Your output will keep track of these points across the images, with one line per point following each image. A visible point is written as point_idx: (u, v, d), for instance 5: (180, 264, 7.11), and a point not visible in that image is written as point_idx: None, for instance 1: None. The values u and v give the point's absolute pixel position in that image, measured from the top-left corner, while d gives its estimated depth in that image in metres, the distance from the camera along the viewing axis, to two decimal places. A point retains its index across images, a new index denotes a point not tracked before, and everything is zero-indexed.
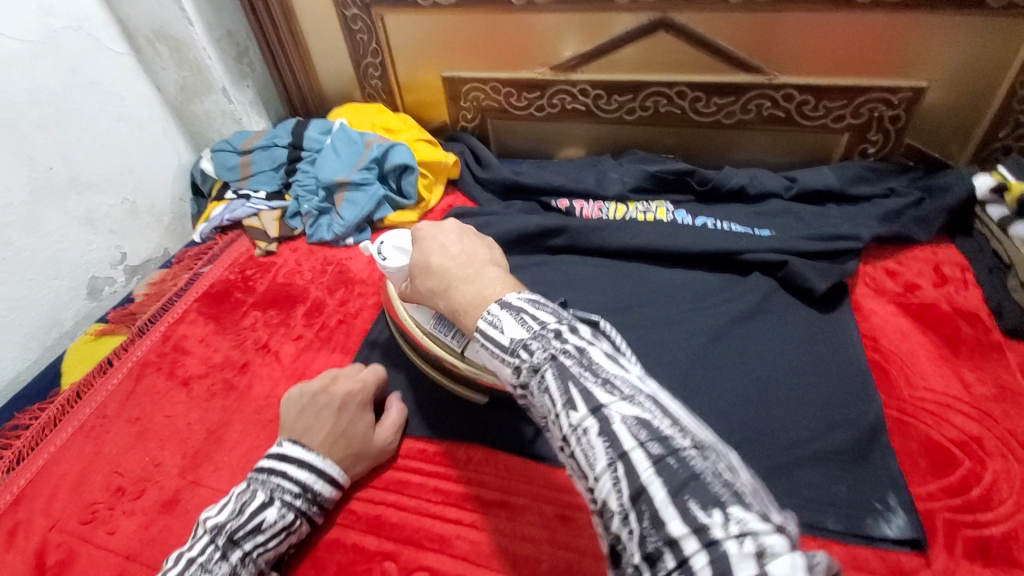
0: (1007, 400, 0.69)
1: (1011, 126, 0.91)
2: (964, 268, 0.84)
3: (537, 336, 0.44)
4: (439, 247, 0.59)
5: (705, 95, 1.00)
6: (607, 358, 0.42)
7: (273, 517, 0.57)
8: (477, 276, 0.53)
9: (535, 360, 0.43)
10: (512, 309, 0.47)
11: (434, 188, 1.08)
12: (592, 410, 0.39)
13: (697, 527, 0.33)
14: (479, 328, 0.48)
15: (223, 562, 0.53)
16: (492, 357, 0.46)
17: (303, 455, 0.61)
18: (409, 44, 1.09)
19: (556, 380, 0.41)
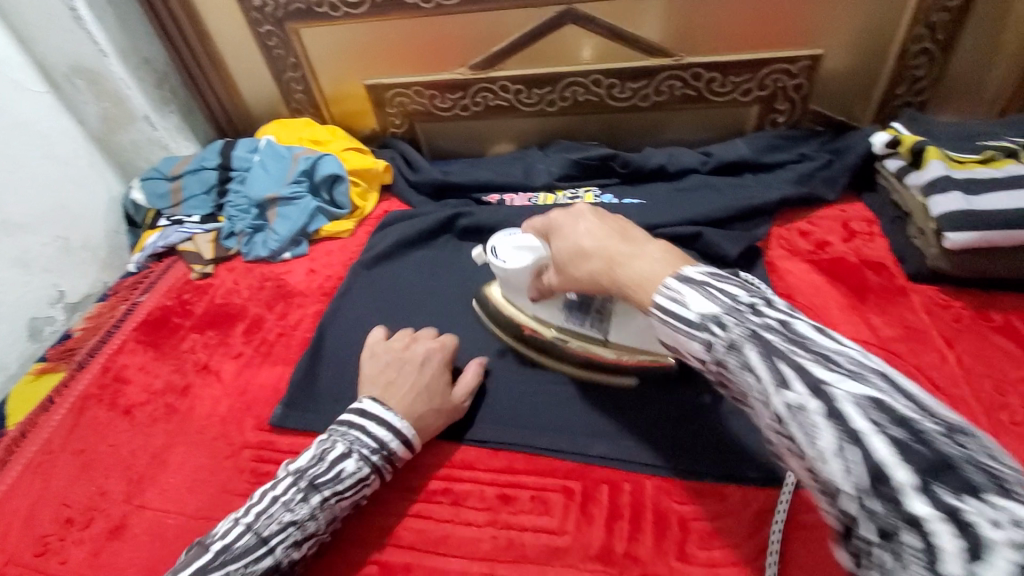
0: (913, 339, 0.72)
1: (907, 83, 0.97)
2: (871, 222, 0.88)
3: (731, 312, 0.42)
4: (586, 232, 0.57)
5: (619, 81, 1.03)
6: (815, 332, 0.40)
7: (352, 467, 0.60)
8: (648, 255, 0.51)
9: (733, 336, 0.42)
10: (693, 282, 0.45)
11: (369, 196, 1.09)
12: (813, 389, 0.37)
13: (948, 511, 0.31)
14: (656, 303, 0.47)
15: (304, 504, 0.57)
16: (676, 334, 0.45)
17: (381, 415, 0.63)
18: (329, 56, 1.10)
19: (762, 358, 0.40)
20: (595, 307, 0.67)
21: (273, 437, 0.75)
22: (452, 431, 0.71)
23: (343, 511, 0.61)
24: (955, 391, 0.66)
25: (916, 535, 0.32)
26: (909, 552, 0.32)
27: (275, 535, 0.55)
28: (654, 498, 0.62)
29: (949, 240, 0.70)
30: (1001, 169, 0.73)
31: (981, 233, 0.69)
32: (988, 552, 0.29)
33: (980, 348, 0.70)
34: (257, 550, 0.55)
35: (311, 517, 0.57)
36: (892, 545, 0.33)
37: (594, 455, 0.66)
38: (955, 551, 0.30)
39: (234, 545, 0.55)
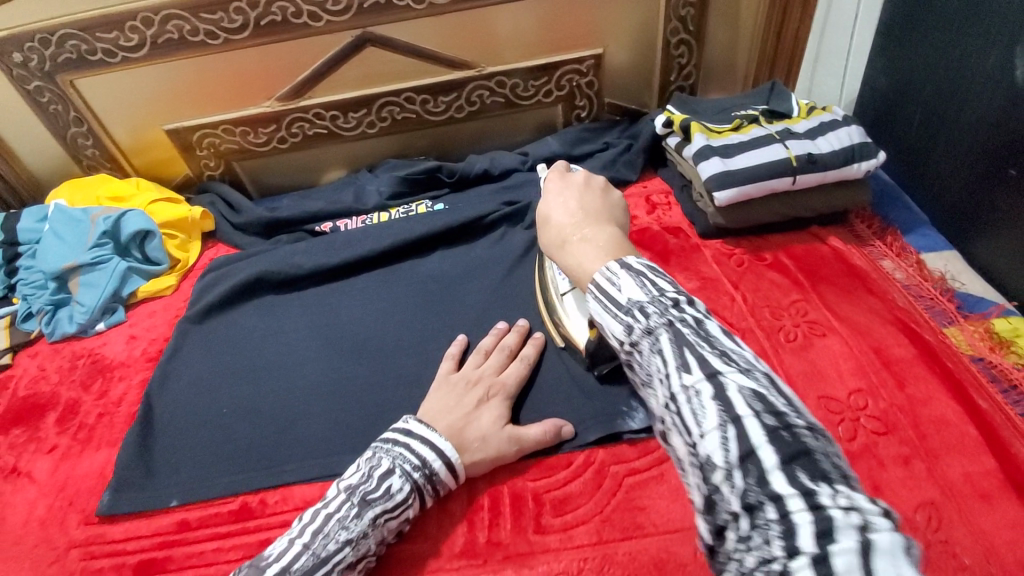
0: (708, 288, 0.83)
1: (677, 70, 1.11)
2: (667, 193, 1.00)
3: (655, 302, 0.42)
4: (561, 204, 0.57)
5: (431, 96, 1.07)
6: (723, 333, 0.40)
7: (399, 487, 0.58)
8: (592, 240, 0.52)
9: (654, 324, 0.42)
10: (631, 270, 0.45)
11: (190, 246, 1.02)
12: (708, 374, 0.37)
13: (803, 491, 0.32)
14: (594, 282, 0.46)
15: (359, 520, 0.55)
16: (603, 315, 0.45)
17: (427, 433, 0.61)
18: (117, 104, 1.02)
19: (671, 344, 0.40)
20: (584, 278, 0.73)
21: (105, 528, 0.68)
22: (308, 471, 0.69)
23: (396, 530, 0.59)
24: (742, 324, 0.78)
25: (777, 509, 0.32)
26: (768, 526, 0.32)
27: (333, 557, 0.53)
28: (511, 483, 0.65)
29: (718, 197, 0.82)
30: (747, 134, 0.87)
31: (739, 187, 0.81)
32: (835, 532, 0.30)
33: (757, 284, 0.82)
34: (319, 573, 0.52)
35: (368, 533, 0.55)
36: (755, 520, 0.33)
37: None
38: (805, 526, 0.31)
39: (292, 567, 0.52)
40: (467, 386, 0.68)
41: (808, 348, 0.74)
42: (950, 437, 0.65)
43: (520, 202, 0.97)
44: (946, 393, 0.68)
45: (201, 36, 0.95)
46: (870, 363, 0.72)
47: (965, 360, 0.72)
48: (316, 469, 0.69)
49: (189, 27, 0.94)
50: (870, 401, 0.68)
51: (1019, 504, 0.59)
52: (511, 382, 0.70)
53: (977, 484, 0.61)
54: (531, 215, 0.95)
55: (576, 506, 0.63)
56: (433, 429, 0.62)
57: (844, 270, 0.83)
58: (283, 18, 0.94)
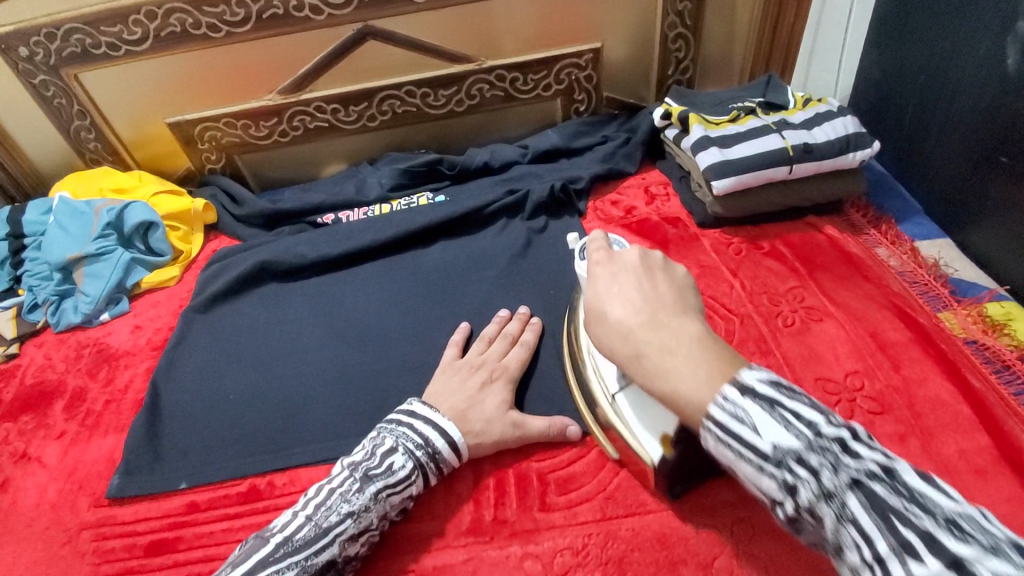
0: (707, 275, 0.84)
1: (674, 64, 1.13)
2: (665, 184, 1.01)
3: (812, 448, 0.39)
4: (619, 297, 0.50)
5: (431, 90, 1.08)
6: (922, 481, 0.37)
7: (401, 464, 0.60)
8: (679, 353, 0.46)
9: (828, 484, 0.38)
10: (762, 399, 0.41)
11: (193, 238, 1.03)
12: (950, 564, 0.33)
13: None
14: (713, 416, 0.42)
15: (361, 494, 0.57)
16: (747, 469, 0.41)
17: (429, 413, 0.64)
18: (119, 98, 1.03)
19: (869, 515, 0.36)
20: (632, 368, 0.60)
21: (115, 511, 0.68)
22: (315, 454, 0.70)
23: (399, 509, 0.60)
24: (741, 309, 0.79)
25: None
26: None
27: (334, 528, 0.55)
28: (517, 464, 0.66)
29: (717, 186, 0.83)
30: (744, 124, 0.88)
31: (737, 176, 0.83)
32: None
33: (756, 272, 0.84)
34: (321, 541, 0.54)
35: (370, 508, 0.57)
36: None
37: None
38: None
39: (295, 537, 0.54)
40: (471, 370, 0.69)
41: (805, 333, 0.76)
42: (944, 415, 0.66)
43: (519, 190, 0.98)
44: (940, 373, 0.70)
45: (204, 30, 0.96)
46: (866, 345, 0.73)
47: (957, 342, 0.73)
48: (323, 452, 0.70)
49: (192, 20, 0.95)
50: (867, 382, 0.70)
51: (1011, 479, 0.61)
52: (513, 366, 0.71)
53: (970, 460, 0.63)
54: (532, 206, 0.97)
55: (581, 485, 0.64)
56: (439, 414, 0.64)
57: (839, 257, 0.85)
58: (286, 11, 0.95)
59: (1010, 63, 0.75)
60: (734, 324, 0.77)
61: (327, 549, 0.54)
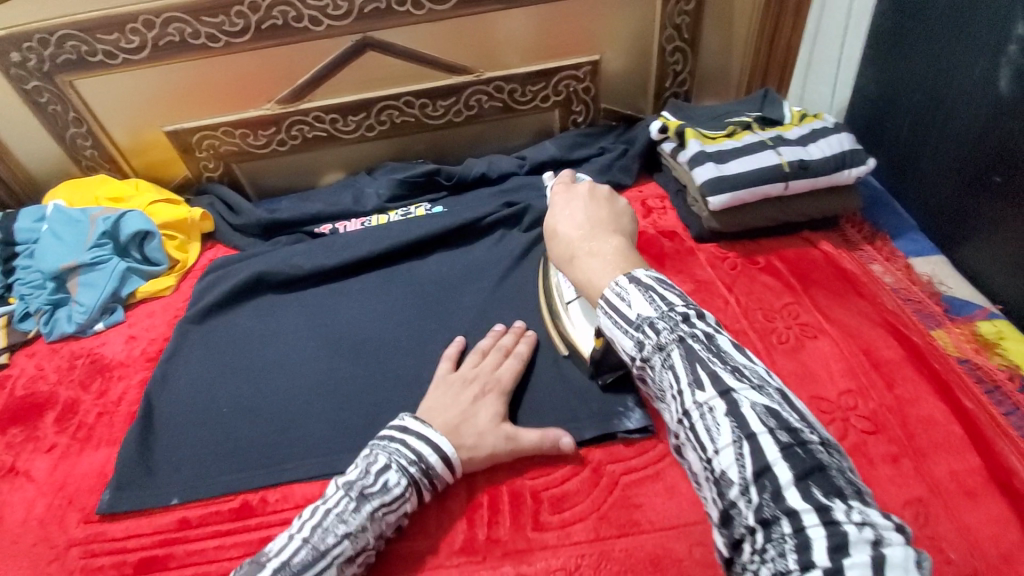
0: (703, 290, 0.84)
1: (672, 77, 1.13)
2: (662, 197, 1.02)
3: (664, 317, 0.47)
4: (565, 216, 0.66)
5: (430, 100, 1.08)
6: (733, 347, 0.44)
7: (396, 481, 0.59)
8: (599, 253, 0.59)
9: (664, 339, 0.46)
10: (640, 285, 0.50)
11: (190, 247, 1.03)
12: (721, 392, 0.41)
13: (818, 505, 0.36)
14: (605, 298, 0.51)
15: (357, 514, 0.56)
16: (615, 328, 0.50)
17: (422, 428, 0.63)
18: (117, 105, 1.03)
19: (683, 361, 0.44)
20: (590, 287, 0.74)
21: (105, 526, 0.68)
22: (307, 469, 0.70)
23: (394, 525, 0.60)
24: (737, 326, 0.79)
25: (791, 523, 0.36)
26: (784, 536, 0.36)
27: (331, 550, 0.54)
28: (510, 481, 0.66)
29: (712, 202, 0.83)
30: (740, 139, 0.88)
31: (733, 192, 0.83)
32: (847, 545, 0.35)
33: (751, 288, 0.84)
34: (320, 564, 0.53)
35: (366, 527, 0.57)
36: (770, 532, 0.37)
37: None
38: (819, 538, 0.35)
39: (292, 561, 0.53)
40: (464, 383, 0.69)
41: (800, 351, 0.76)
42: (937, 435, 0.66)
43: (519, 203, 0.98)
44: (932, 393, 0.70)
45: (202, 39, 0.96)
46: (860, 364, 0.73)
47: (951, 361, 0.74)
48: (316, 468, 0.70)
49: (191, 30, 0.95)
50: (860, 401, 0.70)
51: (1002, 502, 0.61)
52: (506, 377, 0.71)
53: (961, 481, 0.63)
54: (529, 218, 0.97)
55: (573, 503, 0.64)
56: (431, 427, 0.63)
57: (834, 273, 0.85)
58: (284, 22, 0.95)
59: (1004, 83, 0.75)
60: None
61: (326, 573, 0.53)
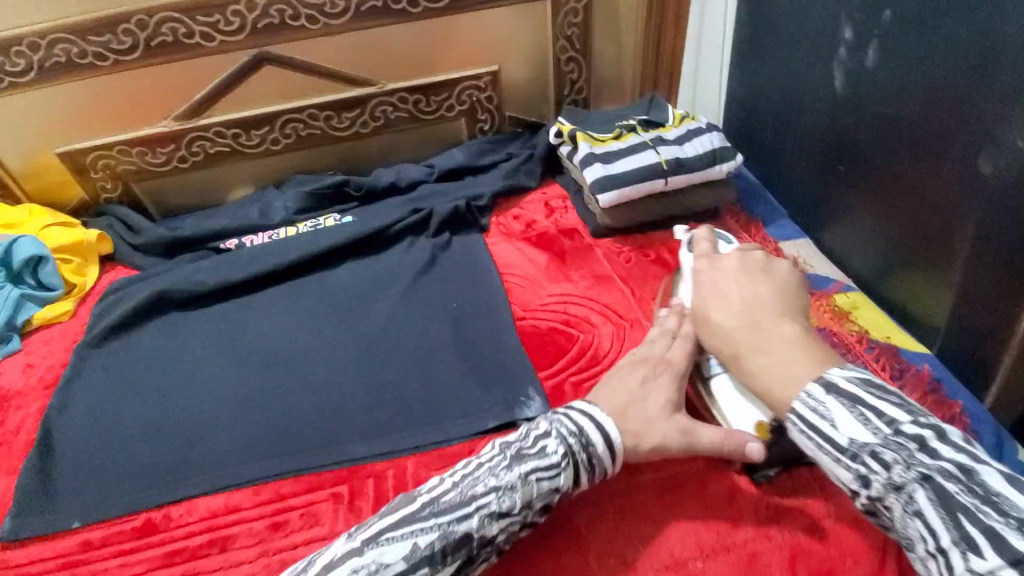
0: (600, 284, 0.91)
1: (569, 85, 1.20)
2: (564, 198, 1.08)
3: (887, 444, 0.46)
4: (718, 299, 0.63)
5: (334, 112, 1.10)
6: (1005, 485, 0.42)
7: (554, 447, 0.58)
8: (780, 340, 0.57)
9: (898, 477, 0.45)
10: (844, 398, 0.49)
11: (87, 269, 0.99)
12: (1012, 561, 0.38)
13: None
14: (797, 412, 0.51)
15: (507, 470, 0.56)
16: (822, 452, 0.49)
17: (585, 406, 0.63)
18: (1, 128, 0.99)
19: (935, 505, 0.43)
20: None
21: (5, 556, 0.66)
22: (214, 481, 0.70)
23: (547, 499, 0.57)
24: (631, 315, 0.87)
25: None
26: None
27: (479, 498, 0.54)
28: (418, 473, 0.70)
29: (602, 199, 0.90)
30: (626, 141, 0.95)
31: (620, 190, 0.90)
32: None
33: (642, 278, 0.91)
34: (463, 509, 0.53)
35: (516, 486, 0.55)
36: None
37: (358, 456, 0.72)
38: None
39: (440, 499, 0.54)
40: (632, 366, 0.67)
41: None
42: None
43: (424, 208, 1.01)
44: None
45: (90, 58, 0.94)
46: None
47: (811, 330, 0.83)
48: (223, 477, 0.70)
49: (77, 50, 0.93)
50: None
51: None
52: (679, 362, 0.67)
53: None
54: (438, 223, 1.01)
55: None
56: (600, 413, 0.62)
57: None
58: (176, 39, 0.95)
59: (839, 84, 0.85)
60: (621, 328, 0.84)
61: (467, 518, 0.53)
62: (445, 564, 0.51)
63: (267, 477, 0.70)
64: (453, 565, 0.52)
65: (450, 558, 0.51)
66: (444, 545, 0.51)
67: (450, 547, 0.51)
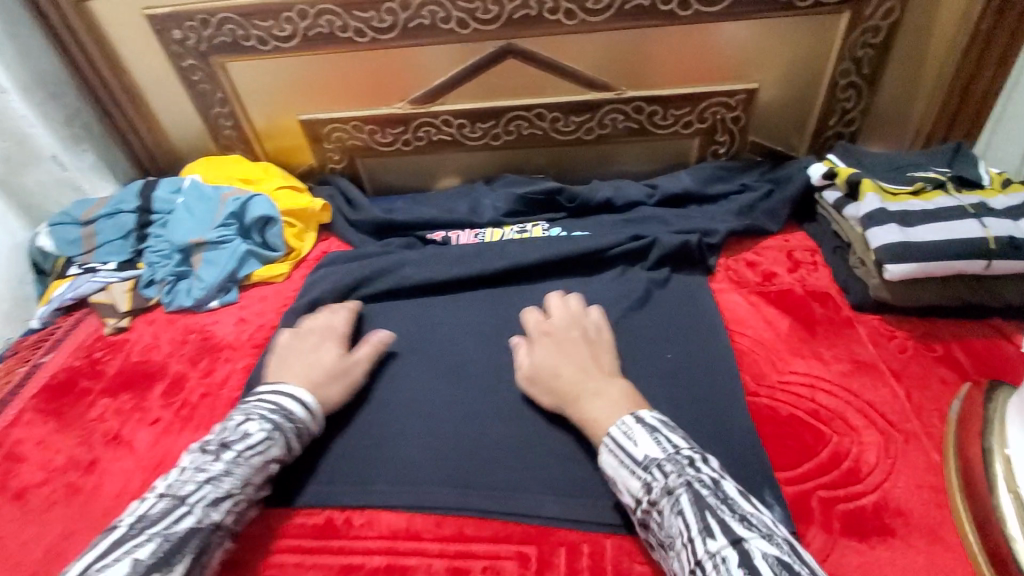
0: (862, 373, 0.71)
1: (838, 115, 1.00)
2: (813, 251, 0.89)
3: (669, 458, 0.54)
4: (558, 364, 0.68)
5: (563, 115, 1.02)
6: (738, 494, 0.51)
7: (256, 428, 0.61)
8: (606, 394, 0.63)
9: (671, 483, 0.52)
10: (646, 426, 0.57)
11: (306, 236, 1.03)
12: (732, 541, 0.47)
13: None
14: (611, 434, 0.58)
15: (217, 461, 0.59)
16: (622, 466, 0.56)
17: (275, 386, 0.67)
18: (260, 90, 1.05)
19: (693, 506, 0.50)
20: None
21: None
22: (396, 496, 0.65)
23: (262, 475, 0.61)
24: (907, 426, 0.65)
25: None
26: None
27: (190, 495, 0.56)
28: (615, 561, 0.58)
29: (889, 271, 0.70)
30: (931, 200, 0.75)
31: (919, 263, 0.69)
32: None
33: (924, 380, 0.69)
34: (177, 510, 0.54)
35: (238, 466, 0.59)
36: None
37: (549, 516, 0.62)
38: None
39: (149, 512, 0.55)
40: (309, 343, 0.74)
41: None
42: None
43: (647, 236, 0.89)
44: None
45: (350, 33, 0.95)
46: None
47: None
48: (402, 496, 0.65)
49: (340, 23, 0.94)
50: None
51: None
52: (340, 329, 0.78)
53: None
54: (658, 256, 0.87)
55: None
56: (293, 385, 0.67)
57: None
58: (432, 22, 0.93)
59: None
60: (895, 443, 0.64)
61: (184, 518, 0.54)
62: (176, 563, 0.52)
63: (446, 508, 0.64)
64: (187, 561, 0.53)
65: (180, 556, 0.52)
66: (166, 549, 0.52)
67: (174, 548, 0.52)
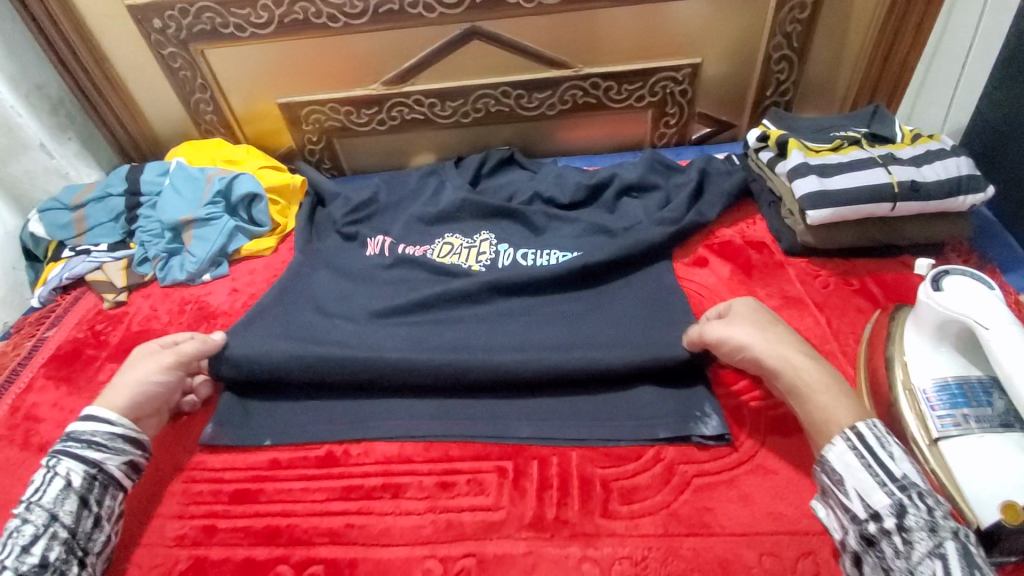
0: (791, 306, 0.82)
1: (773, 86, 1.11)
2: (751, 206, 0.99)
3: (929, 494, 0.51)
4: (777, 343, 0.64)
5: (526, 92, 1.10)
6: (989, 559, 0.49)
7: (41, 470, 0.62)
8: (827, 387, 0.59)
9: (936, 521, 0.49)
10: (898, 445, 0.55)
11: (290, 212, 1.09)
12: None
13: None
14: (864, 440, 0.55)
15: (15, 518, 0.59)
16: (869, 475, 0.53)
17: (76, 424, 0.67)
18: (239, 77, 1.11)
19: (959, 556, 0.47)
20: (975, 422, 0.60)
21: (205, 456, 0.74)
22: (389, 427, 0.73)
23: (75, 501, 0.60)
24: (826, 346, 0.77)
25: None
26: None
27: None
28: (581, 467, 0.68)
29: (811, 217, 0.81)
30: (847, 154, 0.86)
31: (835, 209, 0.80)
32: None
33: (843, 309, 0.81)
34: None
35: (35, 508, 0.59)
36: None
37: (524, 436, 0.71)
38: None
39: None
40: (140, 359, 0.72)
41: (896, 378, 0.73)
42: None
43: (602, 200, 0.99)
44: None
45: (324, 19, 1.02)
46: None
47: None
48: (393, 427, 0.73)
49: (315, 9, 1.00)
50: None
51: None
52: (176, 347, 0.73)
53: None
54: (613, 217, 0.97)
55: (644, 497, 0.65)
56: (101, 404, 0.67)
57: None
58: (400, 7, 1.00)
59: None
60: None
61: None
62: None
63: (434, 434, 0.72)
64: None
65: None
66: None
67: None
